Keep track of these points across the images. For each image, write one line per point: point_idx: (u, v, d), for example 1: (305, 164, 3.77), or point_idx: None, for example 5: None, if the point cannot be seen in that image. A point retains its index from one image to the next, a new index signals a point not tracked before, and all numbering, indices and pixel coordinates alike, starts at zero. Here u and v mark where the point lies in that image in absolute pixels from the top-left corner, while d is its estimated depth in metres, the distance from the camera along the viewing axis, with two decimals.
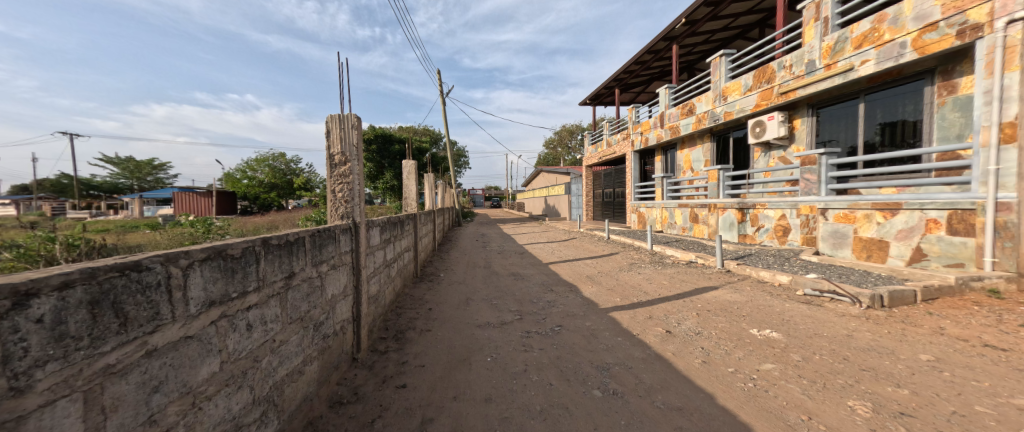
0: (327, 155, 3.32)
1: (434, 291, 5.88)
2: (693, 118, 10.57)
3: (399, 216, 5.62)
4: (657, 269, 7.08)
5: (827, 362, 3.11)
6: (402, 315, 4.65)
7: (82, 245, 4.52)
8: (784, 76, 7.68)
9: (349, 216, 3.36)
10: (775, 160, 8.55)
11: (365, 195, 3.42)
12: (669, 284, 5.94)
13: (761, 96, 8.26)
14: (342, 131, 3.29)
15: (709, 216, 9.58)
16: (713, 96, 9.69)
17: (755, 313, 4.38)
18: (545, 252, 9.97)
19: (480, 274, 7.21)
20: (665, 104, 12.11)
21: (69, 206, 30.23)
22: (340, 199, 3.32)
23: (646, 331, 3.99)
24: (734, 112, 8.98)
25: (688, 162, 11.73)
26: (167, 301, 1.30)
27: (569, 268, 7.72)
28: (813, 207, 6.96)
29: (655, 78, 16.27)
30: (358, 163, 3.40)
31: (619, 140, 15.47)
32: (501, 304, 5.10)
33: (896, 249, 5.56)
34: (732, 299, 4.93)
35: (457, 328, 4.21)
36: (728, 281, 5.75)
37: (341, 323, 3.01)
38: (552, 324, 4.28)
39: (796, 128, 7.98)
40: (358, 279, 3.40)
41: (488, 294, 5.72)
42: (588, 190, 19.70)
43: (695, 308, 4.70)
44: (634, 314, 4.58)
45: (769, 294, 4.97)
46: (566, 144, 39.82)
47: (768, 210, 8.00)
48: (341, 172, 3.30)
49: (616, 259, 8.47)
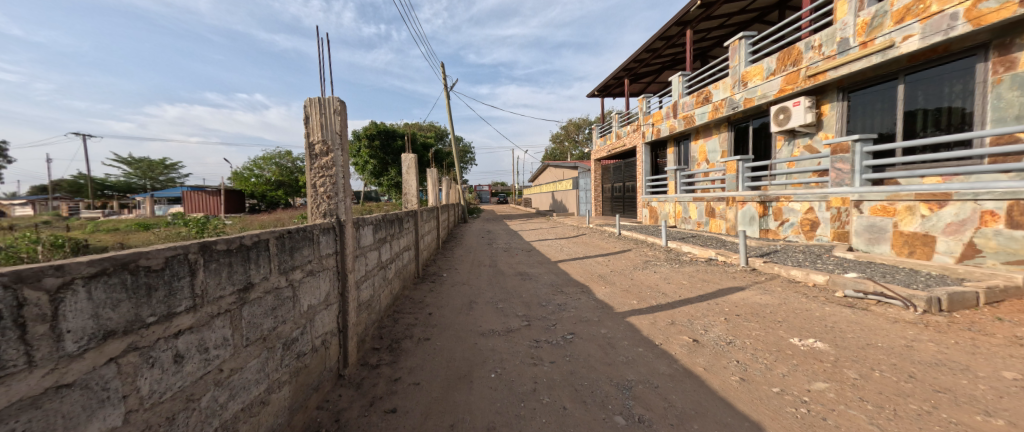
0: (306, 144, 2.91)
1: (435, 293, 5.49)
2: (709, 106, 10.00)
3: (395, 213, 5.19)
4: (674, 268, 6.62)
5: (891, 381, 2.64)
6: (399, 321, 4.26)
7: (66, 245, 4.24)
8: (811, 57, 7.08)
9: (333, 213, 2.95)
10: (800, 150, 7.96)
11: (351, 190, 3.02)
12: (689, 285, 5.46)
13: (785, 80, 7.68)
14: (322, 116, 2.89)
15: (726, 210, 9.05)
16: (732, 82, 9.12)
17: (792, 318, 3.90)
18: (553, 249, 9.54)
19: (484, 274, 6.80)
20: (678, 93, 11.53)
21: (81, 206, 30.65)
22: (321, 194, 2.92)
23: (670, 340, 3.53)
24: (755, 98, 8.40)
25: (703, 154, 11.18)
26: (21, 340, 0.90)
27: (580, 266, 7.29)
28: (845, 199, 6.42)
29: (666, 67, 15.69)
30: (342, 152, 3.01)
31: (630, 132, 14.93)
32: (507, 308, 4.69)
33: (945, 245, 5.04)
34: (762, 302, 4.47)
35: (457, 337, 3.80)
36: (755, 281, 5.25)
37: (323, 337, 2.62)
38: (563, 332, 3.86)
39: (824, 115, 7.39)
40: (345, 285, 3.01)
41: (493, 296, 5.31)
42: (597, 184, 19.18)
43: (723, 313, 4.24)
44: (654, 319, 4.14)
45: (804, 296, 4.48)
46: (573, 138, 39.24)
47: (794, 203, 7.46)
48: (322, 164, 2.89)
49: (629, 256, 8.01)
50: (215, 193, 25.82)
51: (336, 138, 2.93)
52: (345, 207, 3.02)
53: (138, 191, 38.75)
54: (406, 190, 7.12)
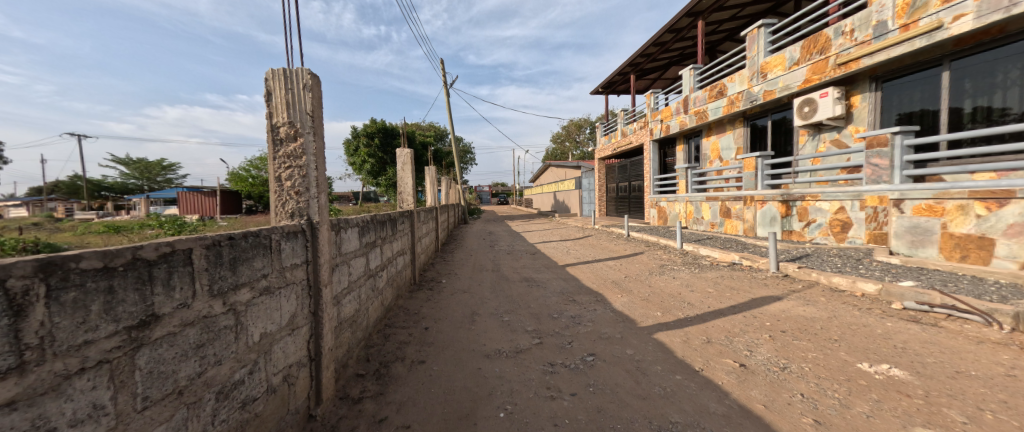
0: (267, 126, 2.32)
1: (433, 303, 4.91)
2: (724, 100, 9.43)
3: (388, 213, 4.61)
4: (694, 273, 6.04)
5: (1013, 428, 2.06)
6: (391, 338, 3.68)
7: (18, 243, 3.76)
8: (841, 44, 6.53)
9: (303, 214, 2.37)
10: (826, 145, 7.40)
11: (324, 186, 2.43)
12: (716, 293, 4.87)
13: (811, 70, 7.09)
14: (289, 93, 2.33)
15: (744, 210, 8.49)
16: (749, 74, 8.55)
17: (849, 336, 3.32)
18: (560, 252, 8.96)
19: (487, 280, 6.23)
20: (689, 87, 10.96)
21: (74, 207, 30.13)
22: (287, 190, 2.34)
23: (712, 365, 2.95)
24: (776, 90, 7.83)
25: (716, 151, 10.63)
26: None
27: (591, 271, 6.71)
28: (883, 197, 5.85)
29: (672, 63, 15.17)
30: (314, 137, 2.45)
31: (636, 129, 14.35)
32: (514, 322, 4.11)
33: (1005, 248, 4.46)
34: (808, 315, 3.90)
35: (457, 360, 3.21)
36: (792, 289, 4.66)
37: (285, 372, 2.04)
38: (582, 352, 3.29)
39: (854, 106, 6.84)
40: (318, 301, 2.42)
41: (497, 306, 4.74)
42: (601, 184, 18.63)
43: (765, 328, 3.66)
44: (686, 336, 3.55)
45: (854, 308, 3.91)
46: (574, 138, 38.77)
47: (821, 202, 6.89)
48: (288, 152, 2.33)
49: (642, 260, 7.44)
50: (210, 194, 25.26)
51: (305, 118, 2.36)
52: (318, 205, 2.44)
53: (134, 192, 38.26)
54: (402, 189, 6.54)
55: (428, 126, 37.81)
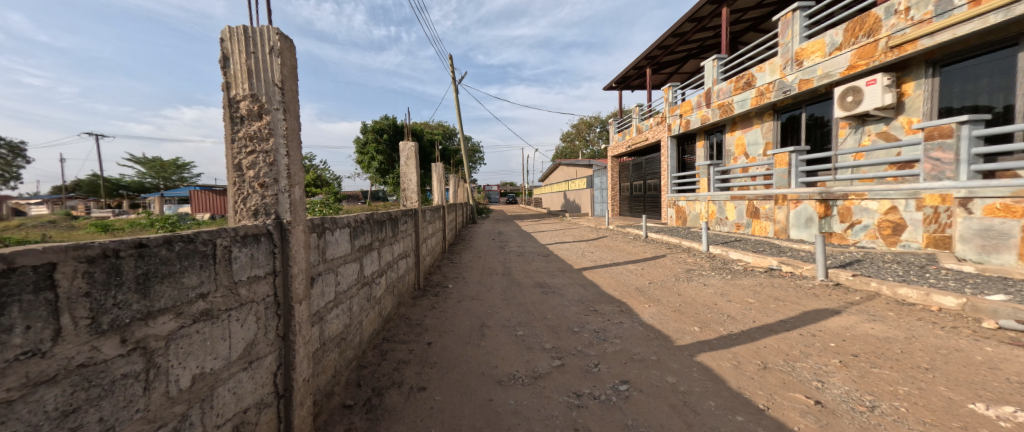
0: (223, 100, 1.81)
1: (438, 312, 4.41)
2: (752, 92, 8.76)
3: (387, 212, 4.13)
4: (727, 280, 5.43)
5: None
6: (388, 356, 3.17)
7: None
8: (894, 25, 5.86)
9: (269, 212, 1.86)
10: (871, 138, 6.71)
11: (293, 176, 1.92)
12: (759, 305, 4.26)
13: (857, 54, 6.41)
14: (250, 58, 1.82)
15: (775, 210, 7.83)
16: (782, 62, 7.88)
17: (943, 365, 2.72)
18: (574, 254, 8.40)
19: (498, 285, 5.73)
20: (712, 79, 10.27)
21: (90, 206, 30.56)
22: (251, 182, 1.84)
23: (780, 401, 2.38)
24: (814, 78, 7.16)
25: (741, 147, 9.94)
26: None
27: (610, 276, 6.15)
28: (946, 196, 5.17)
29: (691, 55, 14.46)
30: (286, 116, 1.94)
31: (653, 125, 13.68)
32: (530, 337, 3.59)
33: None
34: (879, 334, 3.29)
35: (464, 386, 2.68)
36: (850, 301, 4.05)
37: (234, 422, 1.53)
38: (612, 378, 2.73)
39: (906, 95, 6.17)
40: (288, 322, 1.91)
41: (510, 316, 4.22)
42: (614, 183, 17.97)
43: (830, 350, 3.07)
44: (736, 360, 2.97)
45: (936, 326, 3.29)
46: (584, 136, 38.12)
47: (868, 201, 6.23)
48: (251, 133, 1.83)
49: (665, 263, 6.85)
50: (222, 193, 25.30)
51: (274, 91, 1.86)
52: (290, 201, 1.93)
53: (149, 191, 38.78)
54: (406, 186, 6.04)
55: (436, 124, 37.48)
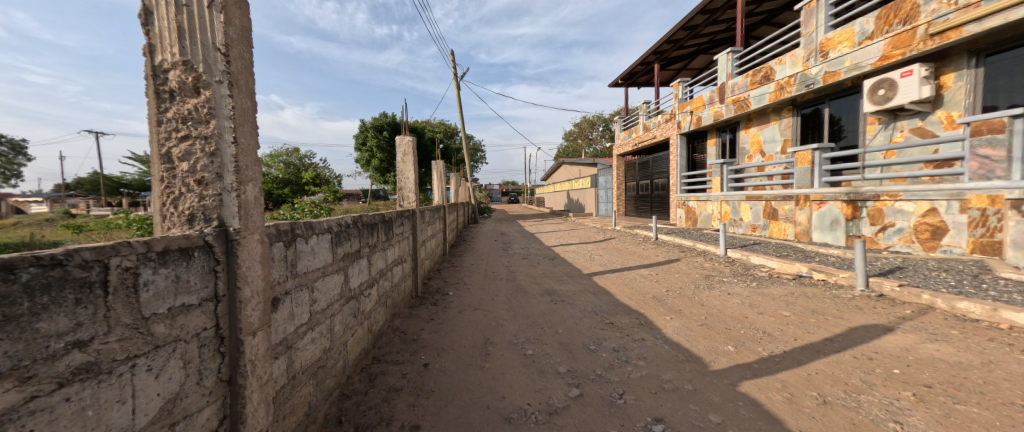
0: (145, 68, 1.36)
1: (437, 324, 3.97)
2: (771, 86, 8.27)
3: (380, 214, 3.68)
4: (753, 288, 4.96)
5: None
6: (377, 382, 2.72)
7: None
8: (935, 10, 5.38)
9: (208, 218, 1.40)
10: (904, 134, 6.24)
11: (239, 171, 1.46)
12: (796, 319, 3.79)
13: (891, 43, 5.93)
14: (182, 12, 1.34)
15: (796, 211, 7.35)
16: (805, 54, 7.39)
17: None
18: (582, 258, 7.94)
19: (502, 292, 5.28)
20: (726, 74, 9.76)
21: (89, 204, 30.22)
22: (185, 177, 1.39)
23: None
24: (841, 70, 6.68)
25: (756, 144, 9.45)
26: None
27: (623, 283, 5.69)
28: (995, 197, 4.71)
29: (700, 50, 13.95)
30: (234, 93, 1.49)
31: (661, 122, 13.20)
32: (541, 358, 3.13)
33: None
34: (948, 358, 2.83)
35: (464, 425, 2.23)
36: (901, 317, 3.58)
37: None
38: (643, 416, 2.28)
39: (945, 87, 5.69)
40: (235, 362, 1.46)
41: (517, 330, 3.76)
42: (620, 182, 17.49)
43: (896, 378, 2.60)
44: (788, 391, 2.50)
45: (1014, 350, 2.83)
46: (586, 135, 37.63)
47: (903, 202, 5.77)
48: (184, 113, 1.38)
49: (681, 268, 6.38)
50: None
51: (217, 58, 1.42)
52: (239, 202, 1.48)
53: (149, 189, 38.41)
54: (403, 184, 5.58)
55: (438, 123, 36.94)
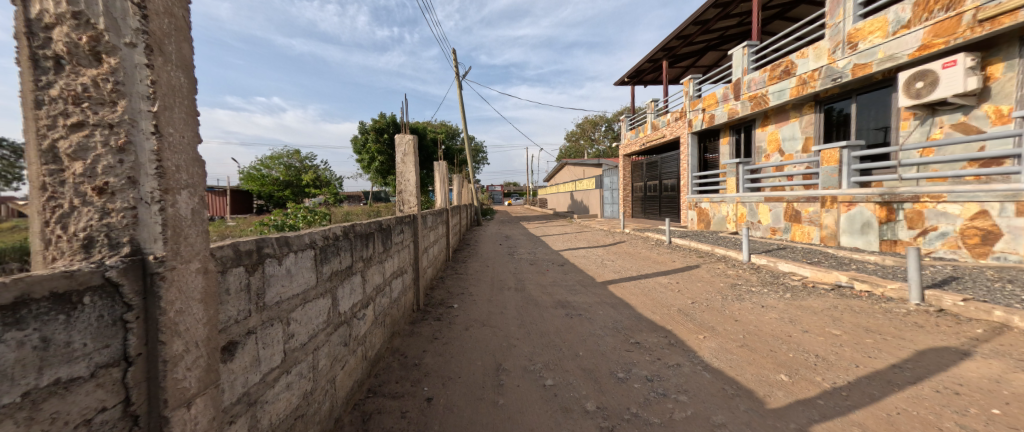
0: (17, 23, 0.92)
1: (441, 345, 3.52)
2: (792, 80, 7.81)
3: (378, 222, 3.26)
4: (790, 300, 4.48)
5: None
6: (371, 425, 2.27)
7: None
8: None
9: (113, 244, 0.96)
10: (944, 130, 5.78)
11: (163, 174, 1.02)
12: (851, 339, 3.32)
13: (931, 32, 5.47)
14: None
15: (822, 214, 6.87)
16: (831, 46, 6.94)
17: None
18: (593, 264, 7.46)
19: (510, 304, 4.83)
20: (742, 69, 9.30)
21: None
22: (79, 184, 0.94)
23: None
24: (872, 62, 6.22)
25: (774, 143, 8.98)
26: None
27: (642, 293, 5.23)
28: None
29: (710, 47, 13.49)
30: (157, 61, 1.04)
31: (670, 121, 12.73)
32: (563, 390, 2.68)
33: None
34: None
35: None
36: (974, 338, 3.11)
37: None
38: None
39: (994, 78, 5.22)
40: None
41: (531, 353, 3.31)
42: (627, 183, 17.00)
43: (1002, 423, 2.13)
44: None
45: None
46: (589, 136, 37.18)
47: (947, 205, 5.29)
48: (76, 89, 0.94)
49: (702, 276, 5.90)
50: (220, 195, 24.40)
51: (128, 10, 0.99)
52: (167, 220, 1.04)
53: None
54: (402, 187, 5.15)
55: (439, 123, 36.44)
